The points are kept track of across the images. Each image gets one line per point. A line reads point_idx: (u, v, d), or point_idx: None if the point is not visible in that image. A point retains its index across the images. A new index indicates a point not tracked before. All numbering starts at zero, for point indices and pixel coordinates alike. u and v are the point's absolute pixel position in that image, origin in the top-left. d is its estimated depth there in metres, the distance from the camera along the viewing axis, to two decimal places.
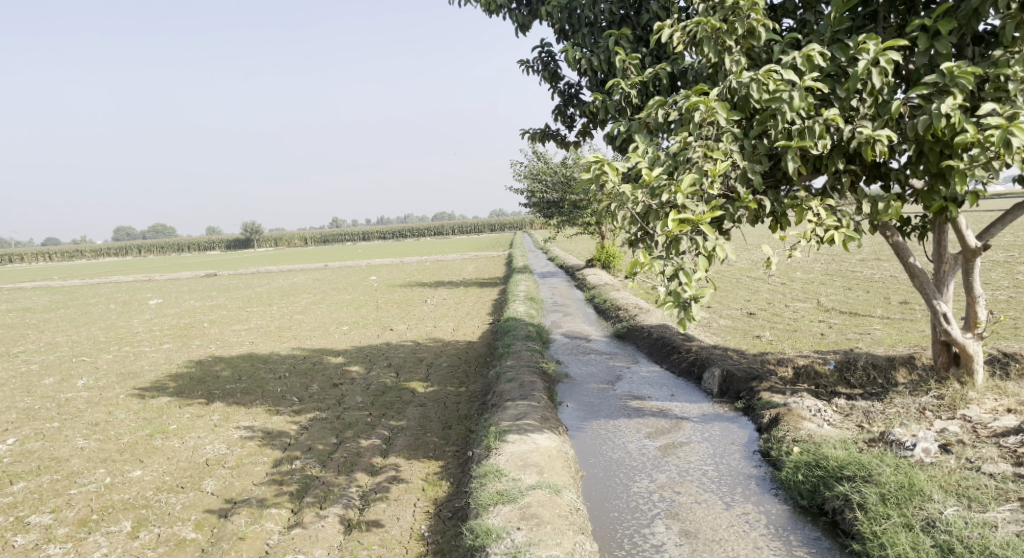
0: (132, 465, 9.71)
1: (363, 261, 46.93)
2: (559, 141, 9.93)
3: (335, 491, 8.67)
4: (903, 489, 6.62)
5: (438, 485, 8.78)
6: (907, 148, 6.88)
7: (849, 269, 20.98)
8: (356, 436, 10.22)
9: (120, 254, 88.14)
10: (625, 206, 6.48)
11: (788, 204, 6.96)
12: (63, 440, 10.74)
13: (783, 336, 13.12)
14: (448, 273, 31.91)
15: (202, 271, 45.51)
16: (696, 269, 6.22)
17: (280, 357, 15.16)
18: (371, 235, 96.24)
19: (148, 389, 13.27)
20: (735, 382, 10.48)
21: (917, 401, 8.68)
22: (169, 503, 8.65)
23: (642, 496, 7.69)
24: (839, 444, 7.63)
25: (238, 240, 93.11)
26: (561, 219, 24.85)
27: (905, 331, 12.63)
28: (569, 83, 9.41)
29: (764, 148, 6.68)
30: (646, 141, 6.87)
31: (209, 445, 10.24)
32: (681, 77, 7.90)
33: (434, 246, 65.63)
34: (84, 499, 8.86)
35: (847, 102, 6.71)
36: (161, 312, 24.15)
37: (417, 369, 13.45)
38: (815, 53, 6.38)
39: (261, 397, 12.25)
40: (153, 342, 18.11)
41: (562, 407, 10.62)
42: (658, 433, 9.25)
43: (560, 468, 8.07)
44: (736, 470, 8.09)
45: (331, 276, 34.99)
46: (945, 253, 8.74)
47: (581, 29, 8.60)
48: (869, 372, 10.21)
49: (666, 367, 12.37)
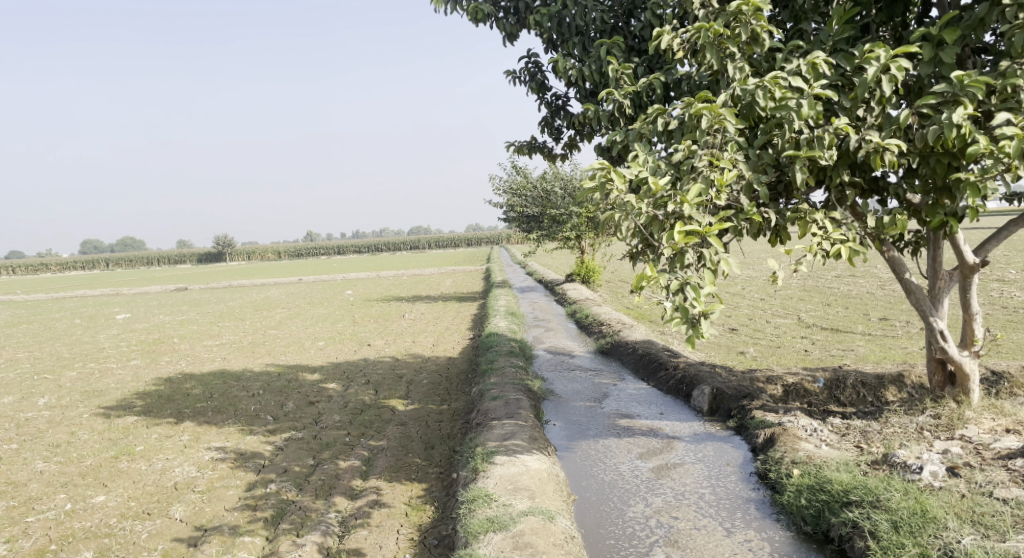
0: (95, 490, 9.16)
1: (337, 274, 46.20)
2: (545, 153, 9.66)
3: (312, 517, 8.22)
4: (916, 517, 6.40)
5: (422, 510, 8.37)
6: (911, 160, 6.80)
7: (826, 285, 20.90)
8: (334, 457, 9.76)
9: (86, 267, 86.17)
10: (628, 215, 6.17)
11: (792, 217, 6.79)
12: (21, 463, 10.14)
13: (767, 352, 12.92)
14: (426, 288, 31.32)
15: (172, 285, 44.44)
16: (703, 283, 6.04)
17: (253, 374, 14.60)
18: (346, 248, 94.95)
19: (114, 408, 12.64)
20: (726, 401, 10.23)
21: (914, 420, 8.45)
22: (134, 531, 8.13)
23: (638, 522, 7.36)
24: (842, 467, 7.40)
25: (210, 254, 91.38)
26: (541, 234, 24.37)
27: (889, 348, 12.49)
28: (556, 95, 9.15)
29: (770, 157, 6.53)
30: (645, 150, 6.66)
31: (178, 467, 9.71)
32: (676, 87, 7.69)
33: (411, 260, 65.00)
34: (42, 527, 8.31)
35: (853, 112, 6.63)
36: (127, 327, 23.33)
37: (397, 386, 13.02)
38: (820, 61, 6.31)
39: (233, 416, 11.73)
40: (119, 359, 17.41)
41: (549, 425, 10.29)
42: (650, 454, 8.93)
43: (552, 493, 7.73)
44: (734, 493, 7.80)
45: (307, 291, 34.18)
46: (940, 269, 8.51)
47: (571, 38, 8.33)
48: (858, 391, 10.01)
49: (653, 385, 12.05)
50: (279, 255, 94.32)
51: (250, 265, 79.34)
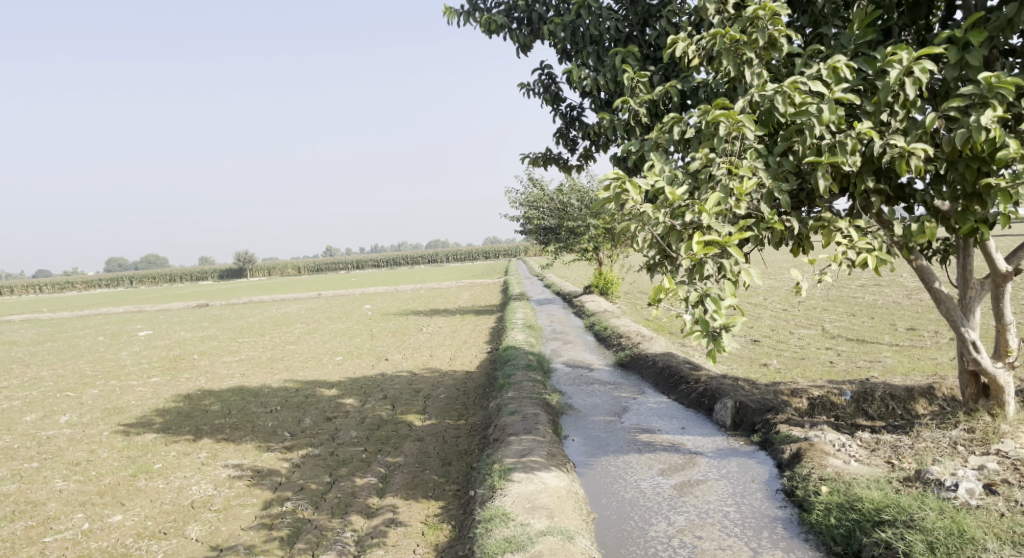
0: (112, 509, 9.10)
1: (356, 289, 46.35)
2: (560, 164, 9.53)
3: (328, 536, 8.08)
4: (953, 537, 6.16)
5: (439, 529, 8.20)
6: (939, 166, 6.60)
7: (850, 295, 20.49)
8: (351, 474, 9.63)
9: (110, 285, 87.47)
10: (644, 226, 6.04)
11: (815, 225, 6.61)
12: (41, 482, 10.12)
13: (790, 364, 12.63)
14: (444, 301, 31.25)
15: (193, 301, 44.82)
16: (724, 295, 5.82)
17: (271, 390, 14.55)
18: (365, 262, 95.58)
19: (133, 425, 12.63)
20: (749, 415, 9.96)
21: (947, 435, 8.15)
22: (150, 551, 8.04)
23: (661, 542, 7.13)
24: (873, 485, 7.16)
25: (231, 270, 92.23)
26: (558, 245, 24.29)
27: (918, 359, 12.14)
28: (570, 106, 9.03)
29: (790, 165, 6.38)
30: (662, 159, 6.52)
31: (195, 485, 9.63)
32: (692, 95, 7.53)
33: (429, 274, 65.20)
34: (59, 547, 8.26)
35: (876, 116, 6.45)
36: (149, 344, 23.43)
37: (414, 402, 12.87)
38: (841, 64, 6.15)
39: (251, 433, 11.65)
40: (141, 375, 17.48)
41: (568, 441, 10.09)
42: (672, 470, 8.69)
43: (572, 511, 7.52)
44: (760, 512, 7.55)
45: (326, 305, 34.26)
46: (971, 277, 8.23)
47: (585, 47, 8.18)
48: (887, 404, 9.69)
49: (675, 399, 11.79)
50: (299, 270, 94.99)
51: (271, 281, 79.79)
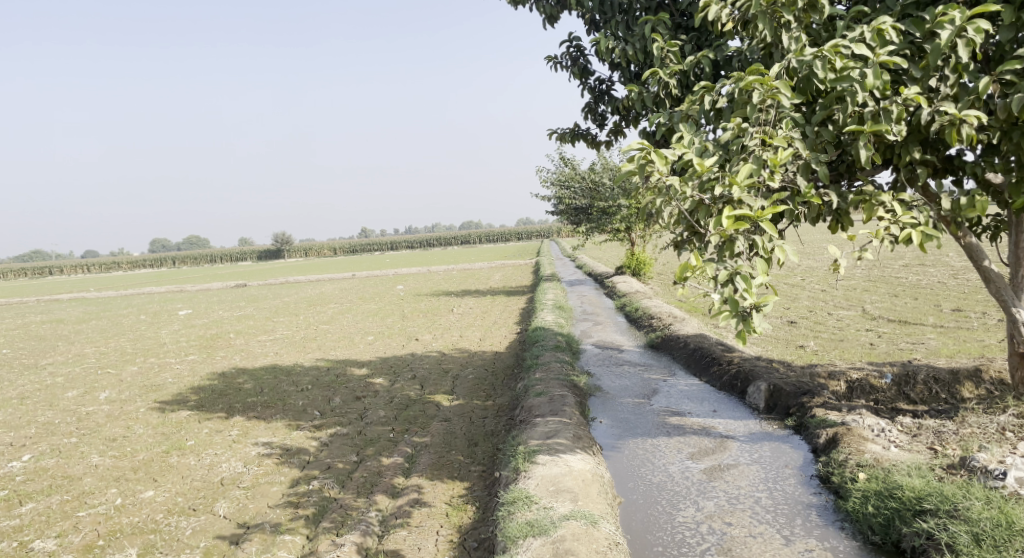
0: (145, 485, 9.17)
1: (389, 269, 46.50)
2: (588, 141, 9.24)
3: (353, 516, 8.01)
4: (1000, 529, 5.86)
5: (463, 510, 8.08)
6: (991, 135, 6.18)
7: (892, 274, 19.77)
8: (378, 454, 9.56)
9: (153, 265, 89.42)
10: (671, 200, 5.78)
11: (855, 199, 6.25)
12: (78, 457, 10.26)
13: (829, 346, 12.21)
14: (476, 282, 31.11)
15: (231, 281, 45.42)
16: (755, 273, 5.56)
17: (303, 369, 14.58)
18: (399, 244, 96.12)
19: (169, 403, 12.75)
20: (784, 398, 9.62)
21: (995, 420, 7.73)
22: (178, 527, 8.09)
23: (689, 528, 6.91)
24: (913, 471, 6.84)
25: (269, 251, 93.48)
26: (590, 226, 23.92)
27: (964, 341, 11.63)
28: (599, 79, 8.72)
29: (830, 134, 6.04)
30: (691, 131, 6.22)
31: (225, 463, 9.66)
32: (726, 65, 7.19)
33: (461, 255, 65.18)
34: (92, 522, 8.34)
35: (924, 82, 6.06)
36: (189, 323, 23.72)
37: (442, 382, 12.77)
38: (886, 26, 5.77)
39: (281, 412, 11.64)
40: (178, 354, 17.69)
41: (596, 423, 9.87)
42: (702, 454, 8.44)
43: (597, 495, 7.33)
44: (794, 498, 7.27)
45: (360, 286, 34.39)
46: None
47: (614, 17, 7.85)
48: (931, 387, 9.27)
49: (706, 381, 11.49)
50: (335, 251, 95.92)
51: (308, 261, 80.61)
